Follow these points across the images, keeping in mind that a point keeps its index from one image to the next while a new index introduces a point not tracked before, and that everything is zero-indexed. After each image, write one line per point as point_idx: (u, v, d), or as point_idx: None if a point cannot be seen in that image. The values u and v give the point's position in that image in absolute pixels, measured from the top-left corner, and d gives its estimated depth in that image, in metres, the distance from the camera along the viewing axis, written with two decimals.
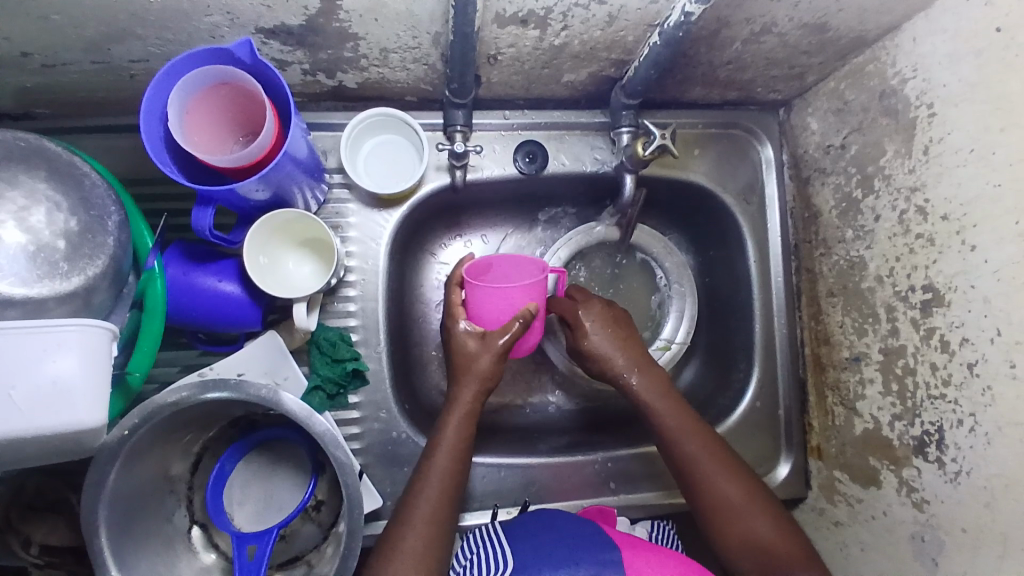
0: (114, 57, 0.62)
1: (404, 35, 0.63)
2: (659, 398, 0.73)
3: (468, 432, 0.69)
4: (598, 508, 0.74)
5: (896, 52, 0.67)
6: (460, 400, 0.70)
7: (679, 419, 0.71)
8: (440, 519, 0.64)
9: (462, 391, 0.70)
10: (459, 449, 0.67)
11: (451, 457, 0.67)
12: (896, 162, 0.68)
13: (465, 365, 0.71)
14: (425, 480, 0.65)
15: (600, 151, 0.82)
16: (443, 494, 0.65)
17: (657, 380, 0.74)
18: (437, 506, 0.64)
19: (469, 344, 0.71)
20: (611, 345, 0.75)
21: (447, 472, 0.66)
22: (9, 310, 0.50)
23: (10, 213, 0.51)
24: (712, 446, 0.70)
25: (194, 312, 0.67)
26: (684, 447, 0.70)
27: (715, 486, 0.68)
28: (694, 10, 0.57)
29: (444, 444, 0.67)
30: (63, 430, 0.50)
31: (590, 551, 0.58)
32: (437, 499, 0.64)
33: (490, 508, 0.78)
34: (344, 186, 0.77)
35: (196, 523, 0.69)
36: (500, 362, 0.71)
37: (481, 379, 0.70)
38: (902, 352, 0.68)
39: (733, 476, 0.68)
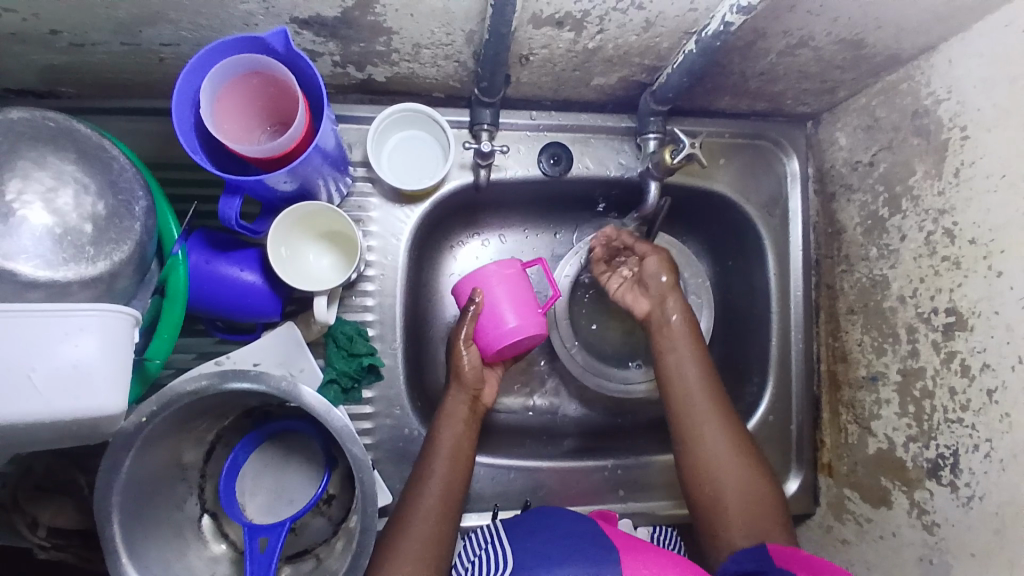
0: (145, 40, 0.61)
1: (438, 32, 0.63)
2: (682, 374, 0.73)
3: (466, 427, 0.70)
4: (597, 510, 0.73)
5: (931, 72, 0.67)
6: (450, 403, 0.71)
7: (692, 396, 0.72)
8: (441, 515, 0.64)
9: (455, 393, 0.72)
10: (455, 450, 0.68)
11: (449, 456, 0.67)
12: (925, 183, 0.68)
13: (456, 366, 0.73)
14: (422, 480, 0.66)
15: (625, 156, 0.81)
16: (445, 493, 0.65)
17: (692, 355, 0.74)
18: (439, 502, 0.64)
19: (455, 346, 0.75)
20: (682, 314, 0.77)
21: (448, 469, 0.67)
22: (34, 293, 0.49)
23: (37, 194, 0.50)
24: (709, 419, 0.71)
25: (213, 300, 0.66)
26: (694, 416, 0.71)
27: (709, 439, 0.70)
28: (734, 20, 0.56)
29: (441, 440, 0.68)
30: (84, 416, 0.50)
31: (585, 551, 0.56)
32: (441, 497, 0.65)
33: (490, 510, 0.78)
34: (368, 180, 0.76)
35: (206, 512, 0.69)
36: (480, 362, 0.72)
37: (469, 387, 0.72)
38: (921, 374, 0.68)
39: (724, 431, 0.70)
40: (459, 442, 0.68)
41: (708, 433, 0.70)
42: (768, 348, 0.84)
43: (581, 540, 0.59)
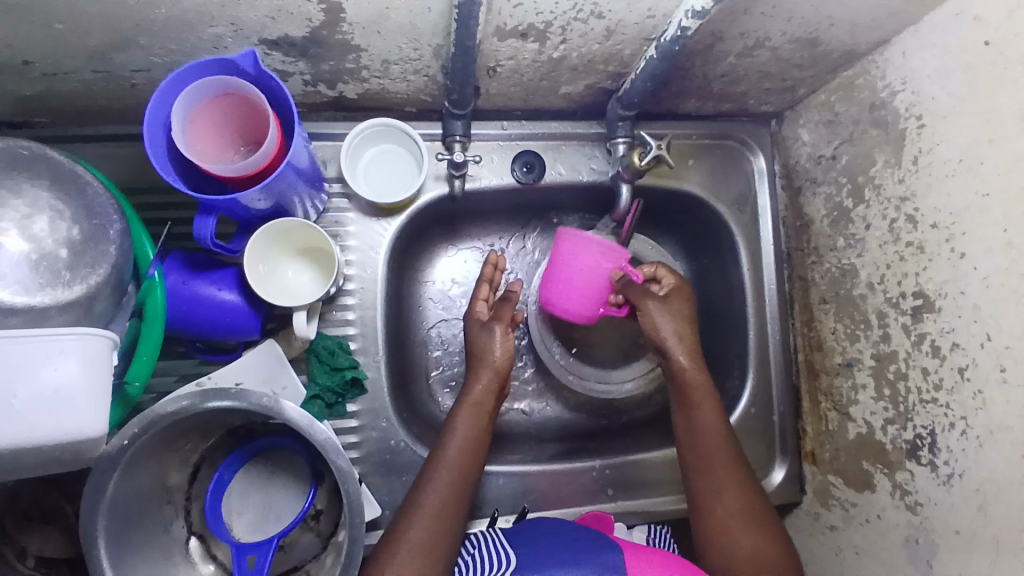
0: (116, 66, 0.62)
1: (406, 47, 0.64)
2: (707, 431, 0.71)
3: (481, 420, 0.71)
4: (595, 516, 0.76)
5: (886, 66, 0.69)
6: (473, 391, 0.72)
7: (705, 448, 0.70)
8: (447, 509, 0.64)
9: (474, 383, 0.73)
10: (471, 440, 0.69)
11: (461, 448, 0.68)
12: (886, 173, 0.70)
13: (479, 358, 0.74)
14: (435, 469, 0.67)
15: (596, 161, 0.83)
16: (454, 482, 0.66)
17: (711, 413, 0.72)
18: (445, 496, 0.65)
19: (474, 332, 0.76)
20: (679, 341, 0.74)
21: (455, 463, 0.67)
22: (11, 319, 0.49)
23: (13, 221, 0.51)
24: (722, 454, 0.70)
25: (193, 320, 0.67)
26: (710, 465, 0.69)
27: (720, 489, 0.68)
28: (690, 25, 0.58)
29: (454, 435, 0.69)
30: (63, 439, 0.50)
31: (589, 555, 0.58)
32: (449, 487, 0.66)
33: (487, 517, 0.79)
34: (343, 195, 0.77)
35: (194, 534, 0.68)
36: (511, 348, 0.74)
37: (495, 371, 0.73)
38: (894, 358, 0.70)
39: (738, 480, 0.69)
40: (474, 432, 0.69)
41: (715, 480, 0.69)
42: (747, 342, 0.86)
43: (577, 544, 0.61)
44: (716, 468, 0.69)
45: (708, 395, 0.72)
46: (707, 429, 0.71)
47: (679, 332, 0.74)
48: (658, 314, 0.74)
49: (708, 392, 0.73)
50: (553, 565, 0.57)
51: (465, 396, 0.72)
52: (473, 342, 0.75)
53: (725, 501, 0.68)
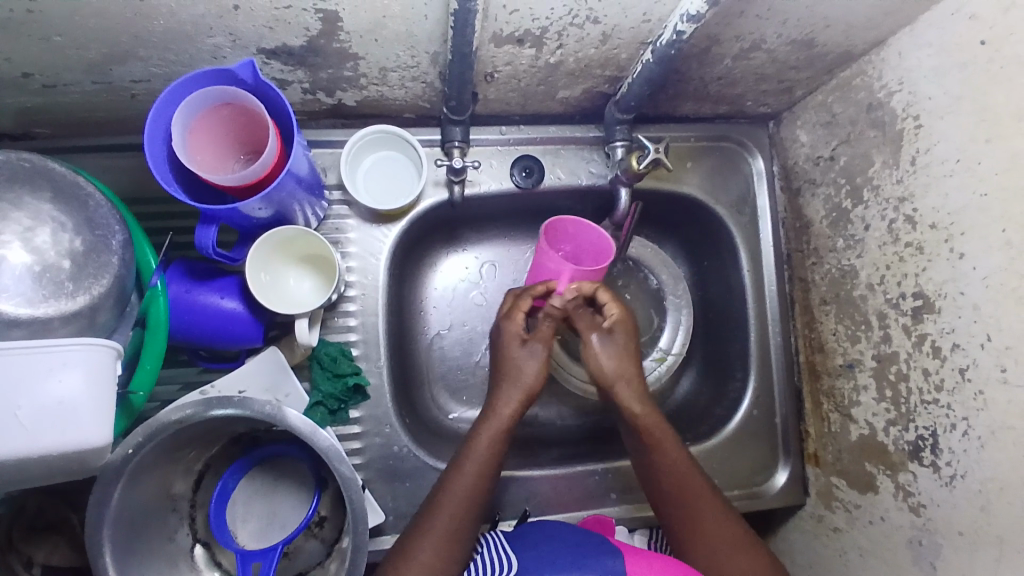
0: (116, 78, 0.63)
1: (403, 55, 0.65)
2: (673, 463, 0.71)
3: (503, 443, 0.71)
4: (595, 517, 0.77)
5: (882, 66, 0.69)
6: (500, 408, 0.72)
7: (677, 479, 0.70)
8: (454, 535, 0.65)
9: (504, 402, 0.72)
10: (491, 465, 0.69)
11: (480, 473, 0.68)
12: (885, 173, 0.70)
13: (511, 373, 0.74)
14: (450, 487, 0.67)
15: (595, 165, 0.83)
16: (466, 505, 0.66)
17: (675, 445, 0.72)
18: (456, 517, 0.66)
19: (513, 350, 0.75)
20: (625, 375, 0.75)
21: (473, 483, 0.67)
22: (15, 331, 0.50)
23: (15, 235, 0.52)
24: (696, 480, 0.70)
25: (195, 329, 0.67)
26: (686, 495, 0.69)
27: (703, 527, 0.68)
28: (686, 29, 0.58)
29: (476, 454, 0.69)
30: (67, 449, 0.51)
31: (588, 561, 0.58)
32: (461, 509, 0.66)
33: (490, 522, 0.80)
34: (343, 203, 0.78)
35: (198, 541, 0.68)
36: (544, 373, 0.74)
37: (523, 387, 0.74)
38: (895, 359, 0.70)
39: (723, 518, 0.68)
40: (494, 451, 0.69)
41: (700, 519, 0.68)
42: (748, 343, 0.86)
43: (579, 547, 0.62)
44: (688, 496, 0.69)
45: (669, 433, 0.73)
46: (684, 470, 0.71)
47: (626, 373, 0.75)
48: (601, 352, 0.76)
49: (672, 436, 0.73)
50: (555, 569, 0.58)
51: (493, 413, 0.72)
52: (509, 358, 0.75)
53: (716, 539, 0.67)
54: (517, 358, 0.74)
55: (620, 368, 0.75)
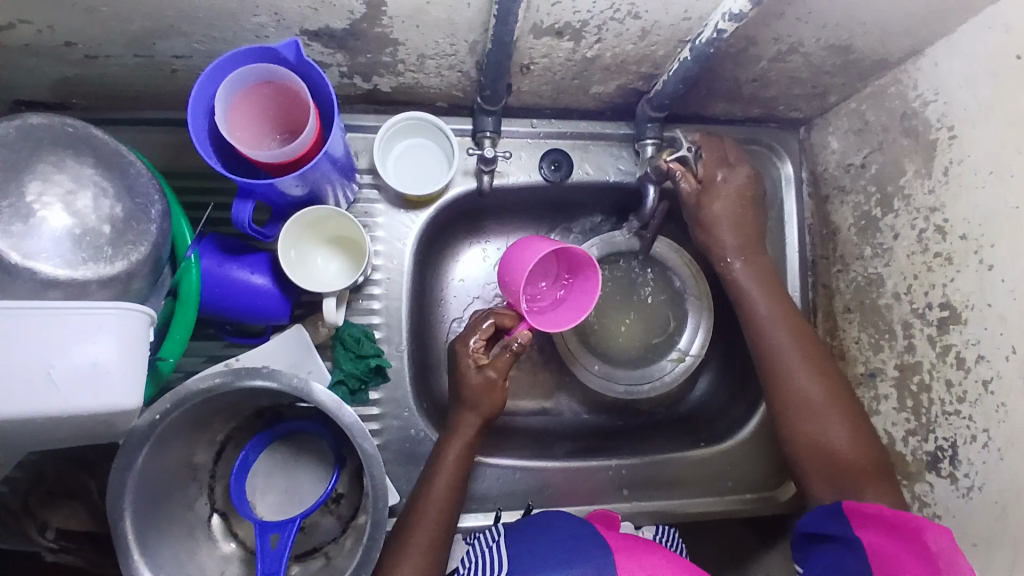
0: (158, 52, 0.64)
1: (442, 43, 0.66)
2: (772, 321, 0.76)
3: (468, 460, 0.70)
4: (603, 512, 0.75)
5: (918, 75, 0.69)
6: (461, 430, 0.70)
7: (779, 340, 0.75)
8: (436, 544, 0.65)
9: (464, 422, 0.71)
10: (456, 480, 0.69)
11: (449, 488, 0.68)
12: (916, 182, 0.70)
13: (468, 396, 0.72)
14: (422, 510, 0.66)
15: (623, 162, 0.83)
16: (439, 526, 0.66)
17: (775, 307, 0.76)
18: (432, 538, 0.65)
19: (471, 375, 0.72)
20: (728, 220, 0.80)
21: (443, 503, 0.67)
22: (53, 292, 0.50)
23: (58, 196, 0.52)
24: (796, 341, 0.75)
25: (224, 303, 0.68)
26: (783, 353, 0.74)
27: (795, 384, 0.73)
28: (727, 27, 0.59)
29: (441, 475, 0.68)
30: (98, 411, 0.51)
31: (582, 556, 0.60)
32: (434, 531, 0.66)
33: (493, 512, 0.79)
34: (373, 187, 0.79)
35: (216, 512, 0.68)
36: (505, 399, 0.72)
37: (481, 411, 0.71)
38: (917, 368, 0.70)
39: (820, 378, 0.73)
40: (459, 470, 0.69)
41: (791, 375, 0.73)
42: None
43: (574, 543, 0.62)
44: (780, 358, 0.74)
45: (774, 303, 0.77)
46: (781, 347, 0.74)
47: (733, 216, 0.80)
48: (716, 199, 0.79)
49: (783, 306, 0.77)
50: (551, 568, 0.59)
51: (454, 433, 0.70)
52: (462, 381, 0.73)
53: (807, 398, 0.72)
54: (469, 378, 0.72)
55: (720, 205, 0.79)
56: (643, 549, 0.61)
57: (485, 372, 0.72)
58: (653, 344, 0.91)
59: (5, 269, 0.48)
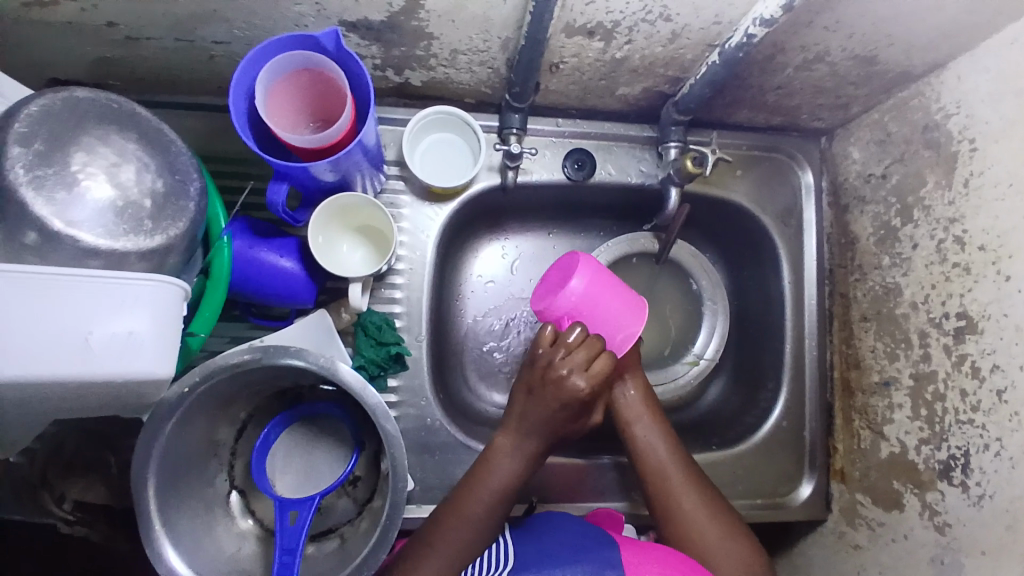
0: (199, 37, 0.66)
1: (476, 39, 0.67)
2: (653, 430, 0.75)
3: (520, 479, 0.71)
4: (606, 513, 0.76)
5: (941, 88, 0.70)
6: (525, 449, 0.71)
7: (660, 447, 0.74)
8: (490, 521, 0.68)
9: (532, 440, 0.72)
10: (504, 494, 0.69)
11: (494, 501, 0.68)
12: (936, 194, 0.71)
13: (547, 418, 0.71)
14: (460, 514, 0.67)
15: (645, 164, 0.84)
16: (473, 536, 0.66)
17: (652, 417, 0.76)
18: (461, 545, 0.66)
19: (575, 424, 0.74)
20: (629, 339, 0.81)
21: (486, 516, 0.68)
22: (93, 260, 0.52)
23: (102, 168, 0.53)
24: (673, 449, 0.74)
25: (252, 284, 0.70)
26: (664, 462, 0.73)
27: (677, 496, 0.71)
28: (757, 32, 0.60)
29: (490, 486, 0.69)
30: (131, 379, 0.53)
31: (590, 554, 0.59)
32: (469, 539, 0.66)
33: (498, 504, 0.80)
34: (400, 178, 0.80)
35: (235, 489, 0.69)
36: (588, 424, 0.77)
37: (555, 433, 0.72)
38: (932, 378, 0.70)
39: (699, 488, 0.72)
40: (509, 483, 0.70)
41: (674, 489, 0.71)
42: (783, 353, 0.85)
43: (579, 543, 0.62)
44: (659, 467, 0.73)
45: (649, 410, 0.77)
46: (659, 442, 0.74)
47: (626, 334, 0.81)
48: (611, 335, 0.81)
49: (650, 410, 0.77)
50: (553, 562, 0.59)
51: (516, 450, 0.71)
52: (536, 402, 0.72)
53: (688, 510, 0.70)
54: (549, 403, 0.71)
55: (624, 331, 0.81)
56: (647, 550, 0.62)
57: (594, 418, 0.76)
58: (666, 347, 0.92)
59: (47, 235, 0.50)
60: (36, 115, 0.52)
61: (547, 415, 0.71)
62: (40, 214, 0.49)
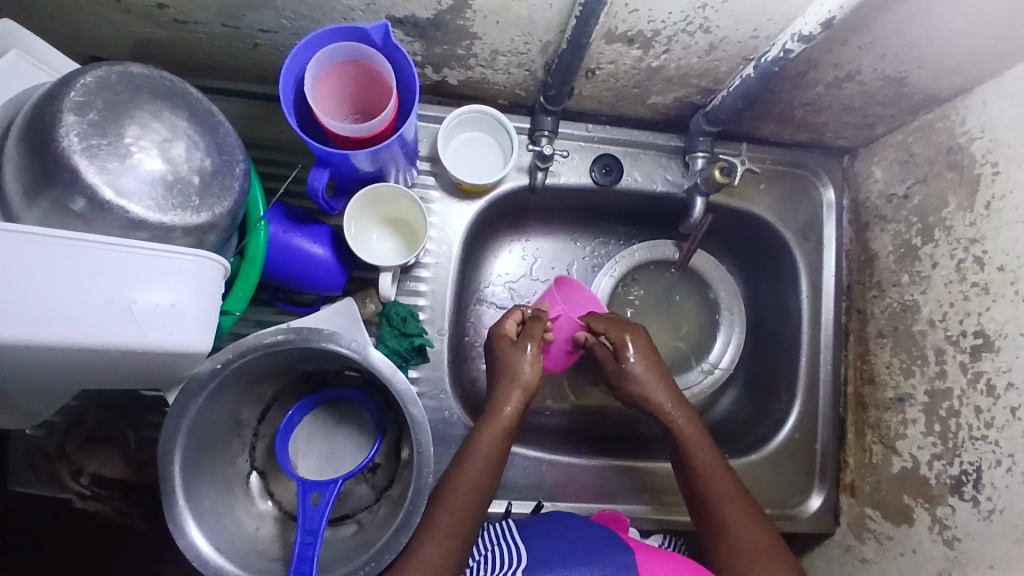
0: (246, 25, 0.68)
1: (518, 40, 0.69)
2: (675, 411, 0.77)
3: (501, 442, 0.71)
4: (612, 514, 0.76)
5: (966, 113, 0.72)
6: (503, 411, 0.73)
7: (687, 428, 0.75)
8: (460, 532, 0.64)
9: (506, 402, 0.74)
10: (491, 461, 0.69)
11: (483, 469, 0.68)
12: (958, 215, 0.72)
13: (509, 374, 0.75)
14: (450, 488, 0.67)
15: (671, 173, 0.86)
16: (464, 509, 0.65)
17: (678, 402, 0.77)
18: (457, 520, 0.65)
19: (523, 368, 0.75)
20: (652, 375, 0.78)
21: (471, 484, 0.67)
22: (141, 232, 0.53)
23: (154, 142, 0.54)
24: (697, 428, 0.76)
25: (284, 268, 0.71)
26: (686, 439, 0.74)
27: (705, 470, 0.72)
28: (795, 48, 0.62)
29: (475, 456, 0.69)
30: (170, 350, 0.54)
31: (603, 556, 0.61)
32: (461, 513, 0.65)
33: (507, 501, 0.80)
34: (430, 174, 0.82)
35: (255, 470, 0.70)
36: (539, 370, 0.76)
37: (522, 384, 0.75)
38: (948, 395, 0.71)
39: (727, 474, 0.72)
40: (492, 448, 0.70)
41: (698, 464, 0.73)
42: (798, 366, 0.86)
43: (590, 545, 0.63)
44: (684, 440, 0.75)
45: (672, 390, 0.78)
46: (685, 424, 0.76)
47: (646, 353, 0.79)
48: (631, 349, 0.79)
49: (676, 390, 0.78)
50: (565, 565, 0.60)
51: (494, 415, 0.73)
52: (502, 359, 0.77)
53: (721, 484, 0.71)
54: (509, 355, 0.77)
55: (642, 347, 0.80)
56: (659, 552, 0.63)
57: (522, 343, 0.77)
58: (683, 355, 0.93)
59: (96, 204, 0.51)
60: (92, 85, 0.53)
61: (510, 372, 0.76)
62: (91, 182, 0.50)
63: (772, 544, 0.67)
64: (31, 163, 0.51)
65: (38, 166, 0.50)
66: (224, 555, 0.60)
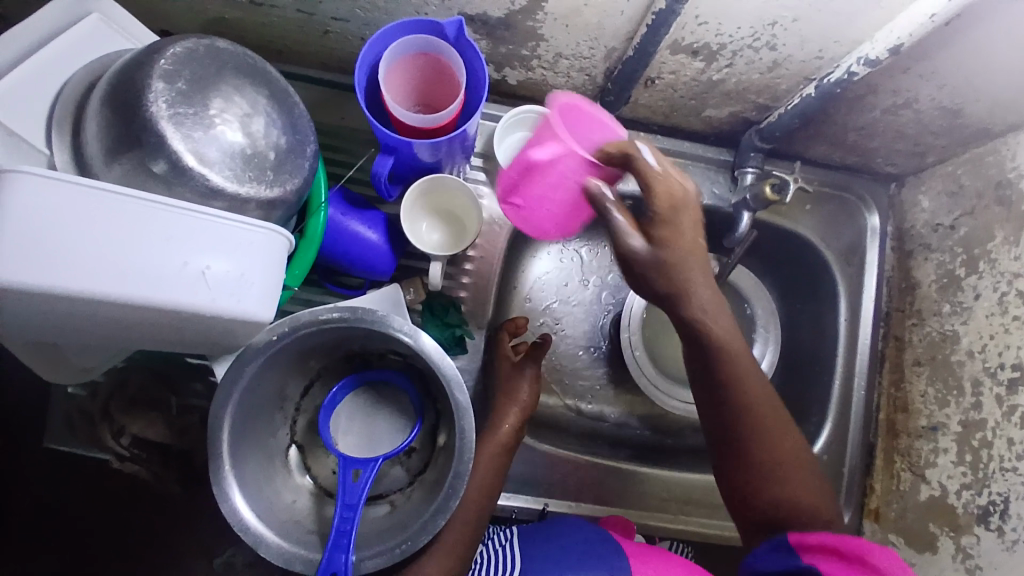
0: (320, 12, 0.70)
1: (583, 45, 0.71)
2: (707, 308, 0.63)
3: (501, 460, 0.73)
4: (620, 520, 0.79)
5: (1017, 148, 0.72)
6: (499, 431, 0.74)
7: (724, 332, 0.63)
8: (459, 550, 0.68)
9: (501, 422, 0.74)
10: (488, 481, 0.71)
11: (481, 488, 0.71)
12: (1003, 249, 0.73)
13: (507, 395, 0.77)
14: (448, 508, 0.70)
15: (719, 186, 0.86)
16: (462, 530, 0.69)
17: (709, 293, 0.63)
18: (455, 538, 0.68)
19: (522, 392, 0.77)
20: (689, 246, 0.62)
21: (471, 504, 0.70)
22: (216, 201, 0.55)
23: (236, 116, 0.56)
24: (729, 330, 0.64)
25: (339, 250, 0.73)
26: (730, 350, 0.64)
27: (739, 384, 0.63)
28: (859, 71, 0.63)
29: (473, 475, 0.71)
30: (235, 318, 0.55)
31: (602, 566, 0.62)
32: (458, 534, 0.69)
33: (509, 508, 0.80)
34: (482, 170, 0.84)
35: (294, 443, 0.72)
36: (537, 392, 0.78)
37: (520, 405, 0.76)
38: (981, 426, 0.71)
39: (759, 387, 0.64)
40: (488, 469, 0.72)
41: (739, 380, 0.63)
42: (831, 388, 0.87)
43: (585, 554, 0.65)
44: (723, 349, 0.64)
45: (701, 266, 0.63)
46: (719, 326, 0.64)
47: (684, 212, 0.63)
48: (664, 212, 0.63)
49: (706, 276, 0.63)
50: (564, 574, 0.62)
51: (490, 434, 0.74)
52: (503, 380, 0.79)
53: (749, 400, 0.63)
54: (509, 378, 0.78)
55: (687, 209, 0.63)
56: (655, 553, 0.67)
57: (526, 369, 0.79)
58: None
59: (177, 169, 0.53)
60: (181, 56, 0.55)
61: (507, 394, 0.77)
62: (176, 148, 0.52)
63: (805, 465, 0.61)
64: (117, 126, 0.53)
65: (125, 129, 0.52)
66: (264, 523, 0.61)
